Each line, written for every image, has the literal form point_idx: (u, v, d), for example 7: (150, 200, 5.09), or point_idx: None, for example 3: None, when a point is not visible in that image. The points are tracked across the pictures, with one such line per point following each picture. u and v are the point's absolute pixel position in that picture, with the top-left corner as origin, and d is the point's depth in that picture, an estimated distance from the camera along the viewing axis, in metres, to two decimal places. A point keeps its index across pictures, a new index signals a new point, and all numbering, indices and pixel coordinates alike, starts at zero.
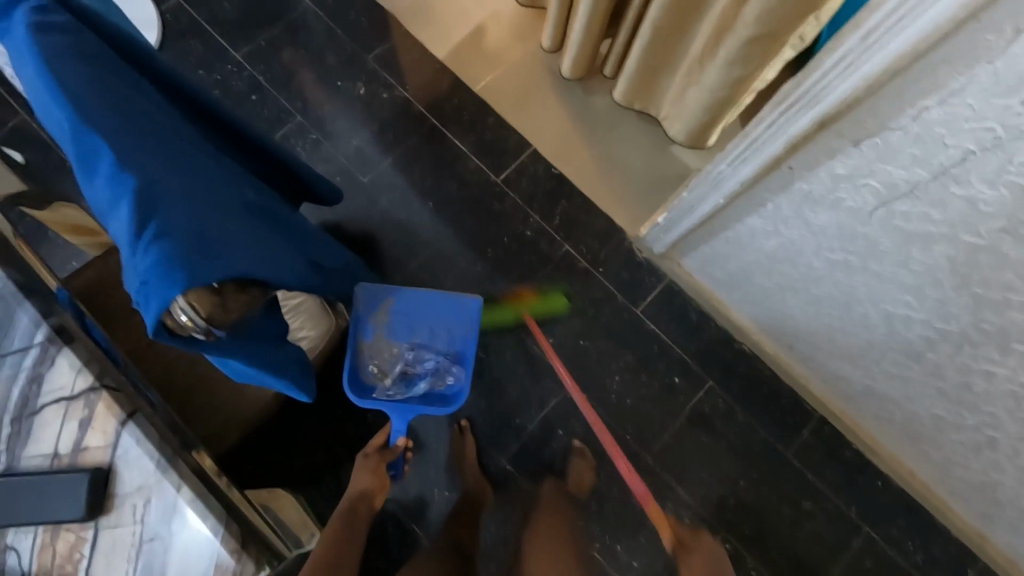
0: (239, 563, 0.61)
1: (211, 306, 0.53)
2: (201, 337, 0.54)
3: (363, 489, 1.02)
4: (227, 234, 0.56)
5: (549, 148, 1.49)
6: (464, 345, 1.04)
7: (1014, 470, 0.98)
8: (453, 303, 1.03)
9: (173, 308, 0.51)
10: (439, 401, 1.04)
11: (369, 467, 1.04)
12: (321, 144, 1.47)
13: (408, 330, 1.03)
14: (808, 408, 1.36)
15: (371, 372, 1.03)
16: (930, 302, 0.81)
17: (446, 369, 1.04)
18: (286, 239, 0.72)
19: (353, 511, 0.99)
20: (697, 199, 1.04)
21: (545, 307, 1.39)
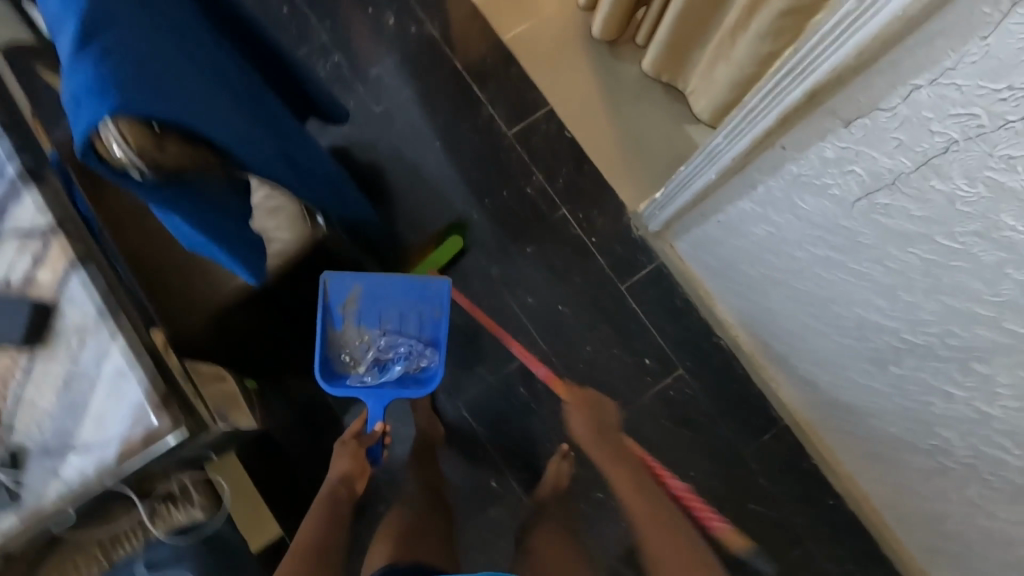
0: (157, 417, 0.63)
1: (144, 143, 0.54)
2: (136, 174, 0.56)
3: (342, 475, 1.05)
4: (174, 80, 0.57)
5: (566, 111, 1.46)
6: (434, 329, 1.10)
7: (960, 503, 0.95)
8: (419, 288, 1.09)
9: (106, 137, 0.54)
10: (414, 384, 1.09)
11: (347, 452, 1.07)
12: (342, 67, 1.47)
13: (377, 318, 1.10)
14: (774, 413, 1.33)
15: (344, 361, 1.09)
16: (900, 309, 0.78)
17: (419, 352, 1.10)
18: (260, 124, 0.73)
19: (334, 496, 1.01)
20: (692, 175, 1.01)
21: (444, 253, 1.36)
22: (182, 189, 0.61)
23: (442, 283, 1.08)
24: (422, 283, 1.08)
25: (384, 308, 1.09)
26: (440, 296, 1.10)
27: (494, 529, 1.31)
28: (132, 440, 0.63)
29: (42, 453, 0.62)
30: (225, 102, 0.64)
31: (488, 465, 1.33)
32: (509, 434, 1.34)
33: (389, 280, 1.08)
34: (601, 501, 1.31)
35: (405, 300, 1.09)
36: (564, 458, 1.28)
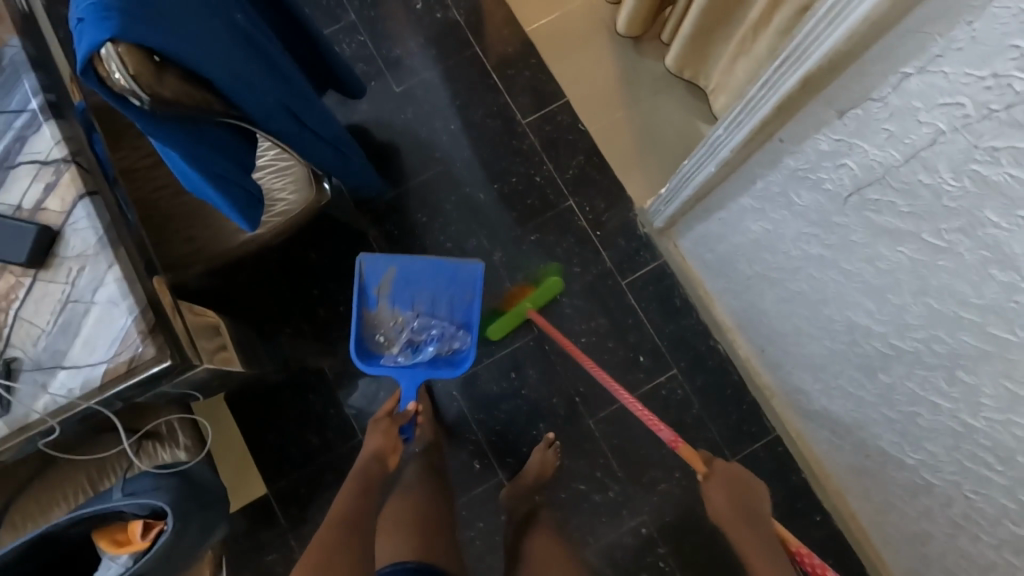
0: (142, 344, 0.67)
1: (140, 67, 0.58)
2: (134, 101, 0.60)
3: (376, 451, 1.03)
4: (173, 18, 0.61)
5: (581, 105, 1.47)
6: (466, 312, 1.13)
7: (944, 523, 0.92)
8: (451, 271, 1.11)
9: (108, 64, 0.57)
10: (446, 366, 1.12)
11: (380, 429, 1.06)
12: (366, 47, 1.50)
13: (410, 301, 1.12)
14: (767, 423, 1.31)
15: (378, 342, 1.12)
16: (889, 311, 0.77)
17: (451, 335, 1.13)
18: (274, 77, 0.76)
19: (365, 471, 1.00)
20: (693, 168, 1.00)
21: (543, 293, 1.35)
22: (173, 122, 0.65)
23: (475, 267, 1.09)
24: (454, 267, 1.10)
25: (417, 292, 1.12)
26: (471, 280, 1.12)
27: (472, 509, 1.31)
28: (117, 363, 0.66)
29: (34, 368, 0.66)
30: (230, 51, 0.68)
31: (472, 445, 1.33)
32: (496, 417, 1.34)
33: (420, 262, 1.09)
34: (582, 492, 1.31)
35: (438, 285, 1.12)
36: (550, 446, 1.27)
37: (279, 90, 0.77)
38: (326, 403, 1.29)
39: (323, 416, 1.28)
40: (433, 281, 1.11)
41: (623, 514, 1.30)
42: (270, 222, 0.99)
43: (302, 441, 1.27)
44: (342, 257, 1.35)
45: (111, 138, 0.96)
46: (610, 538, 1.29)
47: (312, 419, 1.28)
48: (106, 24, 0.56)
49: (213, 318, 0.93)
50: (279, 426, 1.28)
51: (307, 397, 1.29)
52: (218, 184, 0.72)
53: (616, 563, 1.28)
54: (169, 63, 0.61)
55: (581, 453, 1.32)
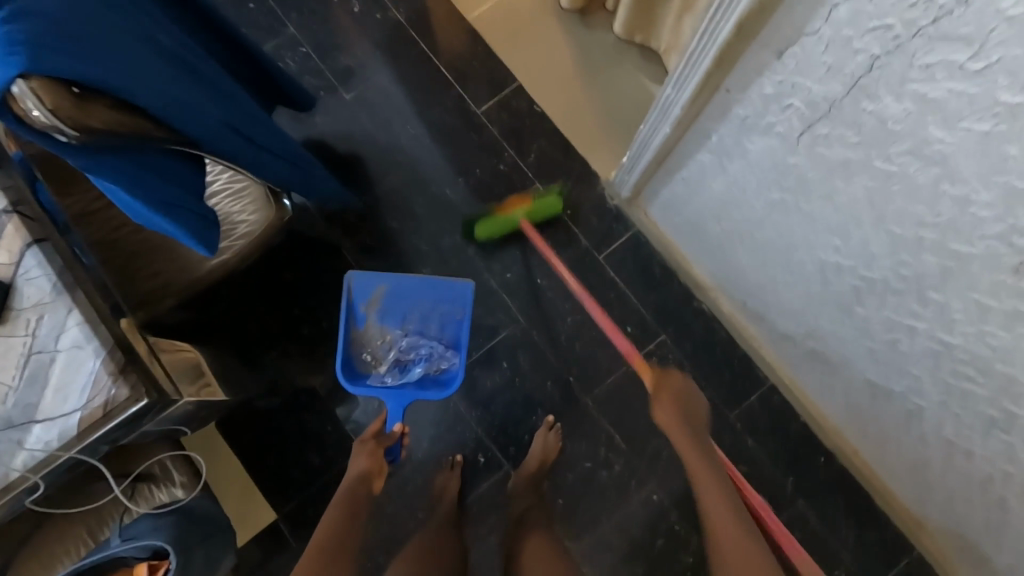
0: (115, 386, 0.65)
1: (58, 100, 0.56)
2: (62, 137, 0.59)
3: (361, 473, 1.00)
4: (94, 45, 0.60)
5: (535, 87, 1.46)
6: (454, 331, 1.18)
7: (938, 445, 0.94)
8: (442, 288, 1.16)
9: (24, 103, 0.56)
10: (434, 386, 1.13)
11: (366, 451, 1.03)
12: (311, 59, 1.48)
13: (399, 318, 1.18)
14: (761, 374, 1.32)
15: (366, 359, 1.15)
16: (855, 246, 0.78)
17: (439, 354, 1.17)
18: (210, 94, 0.74)
19: (352, 496, 0.96)
20: (650, 132, 1.00)
21: (542, 208, 1.34)
22: (108, 154, 0.65)
23: (464, 285, 1.15)
24: (444, 285, 1.16)
25: (407, 308, 1.18)
26: (462, 298, 1.17)
27: (482, 504, 1.31)
28: (92, 409, 0.65)
29: (6, 426, 0.64)
30: (160, 75, 0.66)
31: (474, 440, 1.33)
32: (494, 410, 1.34)
33: (411, 279, 1.15)
34: (588, 470, 1.31)
35: (428, 303, 1.18)
36: (551, 429, 1.30)
37: (219, 108, 0.75)
38: (322, 420, 1.28)
39: (321, 433, 1.27)
40: (424, 297, 1.16)
41: (631, 485, 1.31)
42: (235, 245, 0.98)
43: (303, 462, 1.26)
44: (317, 273, 1.34)
45: (56, 184, 0.93)
46: (622, 512, 1.30)
47: (311, 438, 1.27)
48: (14, 58, 0.54)
49: (192, 352, 0.91)
50: (280, 449, 1.27)
51: (302, 416, 1.28)
52: (164, 213, 0.71)
53: (631, 534, 1.29)
54: (93, 92, 0.60)
55: (583, 432, 1.33)
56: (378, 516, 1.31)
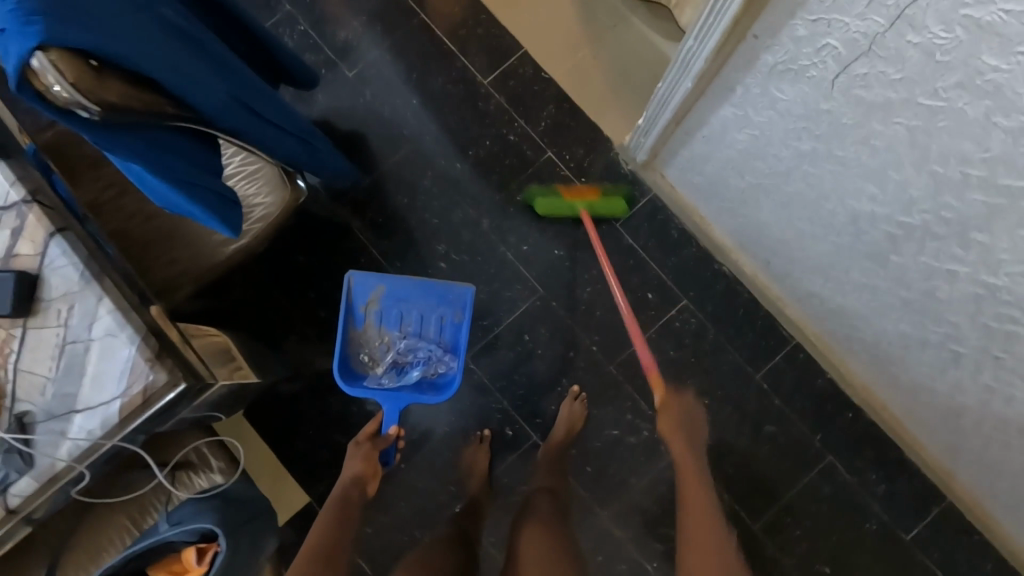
0: (152, 371, 0.65)
1: (78, 74, 0.55)
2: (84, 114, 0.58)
3: (354, 476, 1.04)
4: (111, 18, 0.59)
5: (539, 52, 1.41)
6: (453, 334, 1.15)
7: (975, 391, 0.93)
8: (442, 291, 1.15)
9: (45, 78, 0.54)
10: (431, 390, 1.13)
11: (360, 454, 1.08)
12: (309, 35, 1.44)
13: (397, 320, 1.15)
14: (785, 333, 1.30)
15: (363, 360, 1.13)
16: (892, 191, 0.75)
17: (437, 358, 1.15)
18: (223, 70, 0.72)
19: (346, 495, 1.00)
20: (669, 89, 0.97)
21: (604, 207, 1.32)
22: (130, 133, 0.64)
23: (464, 289, 1.14)
24: (443, 288, 1.14)
25: (406, 310, 1.15)
26: (462, 301, 1.15)
27: (512, 475, 1.32)
28: (132, 396, 0.64)
29: (47, 418, 0.64)
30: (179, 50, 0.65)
31: (500, 414, 1.34)
32: (519, 382, 1.34)
33: (410, 282, 1.13)
34: (615, 437, 1.32)
35: (427, 304, 1.15)
36: (576, 399, 1.30)
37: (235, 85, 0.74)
38: (346, 402, 1.28)
39: (346, 414, 1.28)
40: (424, 300, 1.15)
41: (660, 450, 1.31)
42: (253, 229, 0.96)
43: (330, 444, 1.27)
44: (335, 253, 1.34)
45: (69, 173, 0.92)
46: (651, 476, 1.30)
47: (336, 421, 1.28)
48: (31, 29, 0.53)
49: (221, 337, 0.90)
50: (306, 432, 1.27)
51: (327, 399, 1.29)
52: (188, 192, 0.70)
53: (662, 496, 1.30)
54: (114, 68, 0.59)
55: (608, 400, 1.32)
56: (409, 492, 1.32)
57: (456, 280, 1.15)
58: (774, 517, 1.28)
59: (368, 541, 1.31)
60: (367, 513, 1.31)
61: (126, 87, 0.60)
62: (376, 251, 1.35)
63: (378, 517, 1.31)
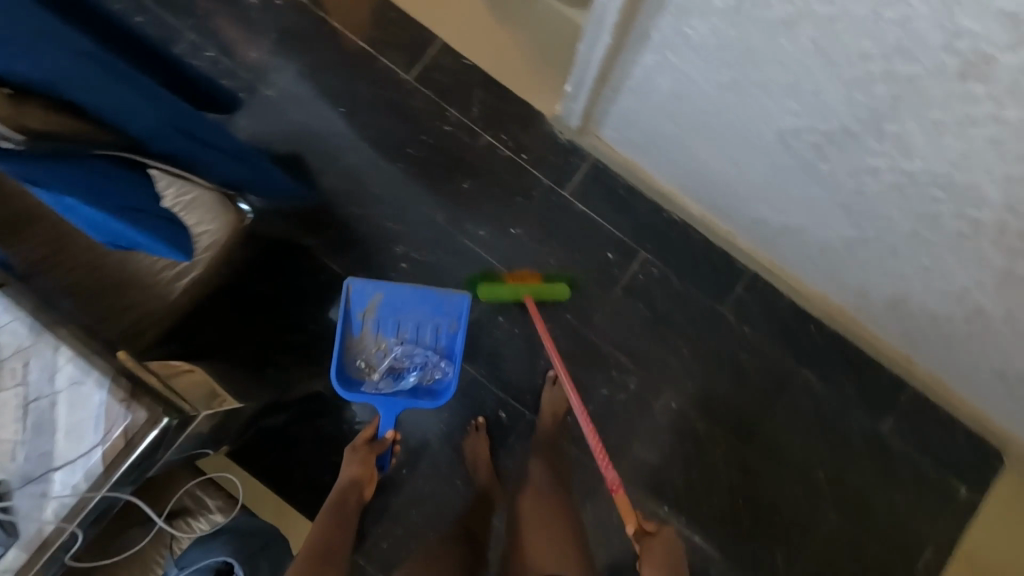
0: (131, 411, 0.64)
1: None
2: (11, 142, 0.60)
3: (352, 479, 1.04)
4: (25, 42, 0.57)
5: (456, 40, 1.42)
6: (450, 342, 1.17)
7: (915, 275, 1.02)
8: (438, 301, 1.14)
9: None
10: (427, 395, 1.15)
11: (357, 459, 1.07)
12: (220, 62, 1.40)
13: (394, 327, 1.16)
14: (740, 265, 1.37)
15: (360, 367, 1.14)
16: (810, 103, 0.81)
17: (434, 364, 1.16)
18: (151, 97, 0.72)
19: (342, 502, 1.00)
20: (589, 49, 1.01)
21: (548, 293, 1.33)
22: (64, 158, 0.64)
23: (461, 299, 1.13)
24: (440, 297, 1.14)
25: (403, 318, 1.15)
26: (458, 310, 1.15)
27: (515, 456, 1.33)
28: (113, 440, 0.63)
29: (25, 481, 0.63)
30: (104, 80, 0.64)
31: (491, 400, 1.34)
32: (503, 365, 1.35)
33: (407, 290, 1.12)
34: (606, 396, 1.35)
35: (424, 312, 1.15)
36: (553, 386, 1.31)
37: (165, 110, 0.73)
38: (335, 421, 1.27)
39: (339, 434, 1.27)
40: (421, 309, 1.14)
41: (650, 400, 1.35)
42: (201, 260, 0.93)
43: (328, 465, 1.26)
44: (292, 273, 1.32)
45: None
46: (647, 425, 1.34)
47: (329, 441, 1.26)
48: None
49: (200, 374, 0.89)
50: (303, 460, 1.26)
51: (316, 421, 1.27)
52: (134, 222, 0.67)
53: (662, 442, 1.34)
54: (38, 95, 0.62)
55: (591, 363, 1.35)
56: (417, 495, 1.31)
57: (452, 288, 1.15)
58: (766, 437, 1.35)
59: (386, 554, 1.29)
60: (381, 526, 1.30)
61: (50, 112, 0.63)
62: (335, 265, 1.33)
63: (392, 527, 1.30)
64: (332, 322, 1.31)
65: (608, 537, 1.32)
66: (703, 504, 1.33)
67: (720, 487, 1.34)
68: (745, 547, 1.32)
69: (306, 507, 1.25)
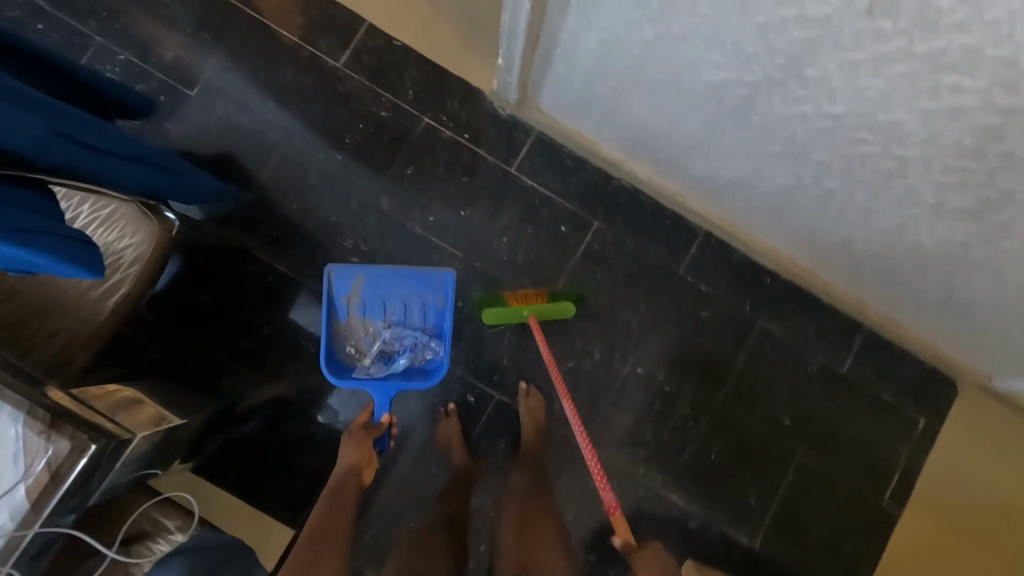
0: (51, 443, 0.62)
1: None
2: None
3: (350, 464, 1.04)
4: None
5: (383, 21, 1.37)
6: (438, 320, 1.15)
7: (855, 216, 1.03)
8: (425, 277, 1.11)
9: None
10: (420, 375, 1.13)
11: (354, 443, 1.07)
12: (133, 63, 1.32)
13: (381, 310, 1.14)
14: (692, 225, 1.38)
15: (350, 352, 1.12)
16: (730, 51, 0.80)
17: (423, 344, 1.15)
18: (28, 103, 0.67)
19: (340, 485, 1.00)
20: (513, 16, 0.97)
21: (553, 313, 1.30)
22: None
23: (446, 274, 1.10)
24: (425, 275, 1.11)
25: (388, 299, 1.13)
26: (444, 287, 1.13)
27: (488, 436, 1.33)
28: (36, 475, 0.62)
29: None
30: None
31: (459, 384, 1.34)
32: (467, 349, 1.34)
33: (392, 271, 1.10)
34: (573, 367, 1.35)
35: (410, 291, 1.13)
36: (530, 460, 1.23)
37: (48, 117, 0.68)
38: (302, 424, 1.25)
39: (306, 438, 1.25)
40: (405, 287, 1.12)
41: (616, 365, 1.36)
42: (130, 275, 0.90)
43: (299, 469, 1.24)
44: (240, 281, 1.28)
45: None
46: (615, 392, 1.36)
47: (298, 446, 1.24)
48: None
49: (152, 407, 0.85)
50: (272, 468, 1.24)
51: (283, 428, 1.25)
52: (26, 242, 0.63)
53: (632, 405, 1.36)
54: None
55: (555, 336, 1.35)
56: (395, 487, 1.31)
57: (434, 266, 1.12)
58: (732, 388, 1.37)
59: (370, 549, 1.29)
60: (362, 522, 1.29)
61: None
62: (282, 266, 1.29)
63: (373, 521, 1.29)
64: (288, 323, 1.27)
65: (588, 503, 1.33)
66: (677, 461, 1.36)
67: (692, 441, 1.36)
68: (720, 496, 1.36)
69: (281, 513, 1.23)
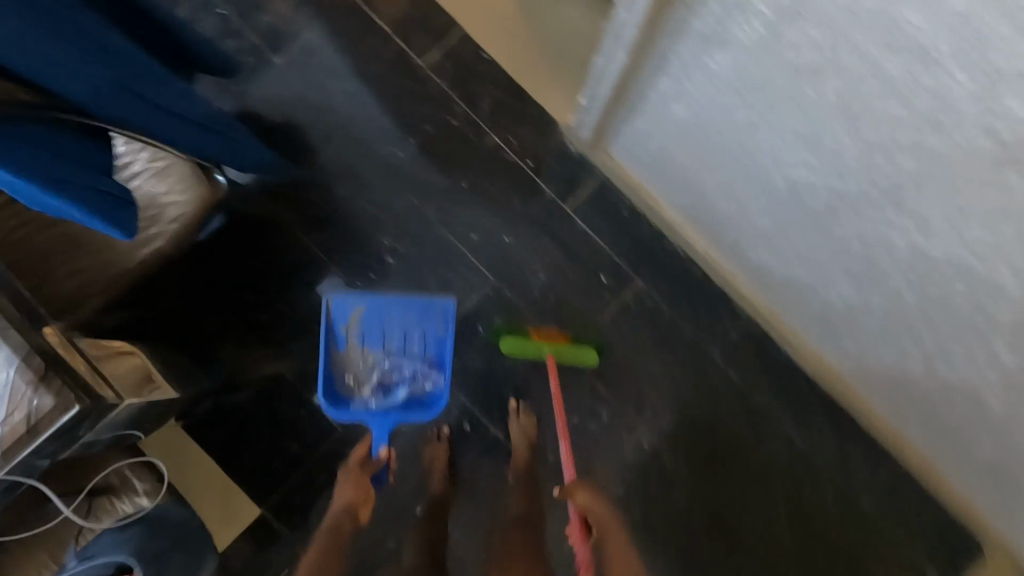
0: (37, 396, 0.62)
1: None
2: None
3: (346, 504, 0.94)
4: None
5: (477, 31, 1.35)
6: (437, 349, 1.12)
7: (918, 354, 0.94)
8: (424, 305, 1.09)
9: None
10: (419, 408, 1.11)
11: (351, 480, 0.98)
12: (231, 20, 1.34)
13: (379, 339, 1.11)
14: (738, 310, 1.30)
15: (348, 383, 1.10)
16: (826, 156, 0.74)
17: (423, 375, 1.12)
18: (115, 55, 0.68)
19: (337, 529, 0.90)
20: (606, 61, 0.92)
21: (571, 356, 1.27)
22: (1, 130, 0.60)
23: (446, 302, 1.08)
24: (426, 303, 1.08)
25: (387, 327, 1.11)
26: (443, 313, 1.10)
27: (474, 470, 1.29)
28: (14, 423, 0.62)
29: None
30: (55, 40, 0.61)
31: (458, 409, 1.30)
32: (475, 375, 1.30)
33: (390, 300, 1.08)
34: (577, 423, 1.30)
35: (409, 319, 1.11)
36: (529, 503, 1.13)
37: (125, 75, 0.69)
38: (294, 407, 1.24)
39: (293, 419, 1.23)
40: (404, 316, 1.09)
41: (622, 432, 1.29)
42: (169, 229, 0.91)
43: (281, 451, 1.23)
44: (271, 250, 1.28)
45: None
46: (614, 460, 1.29)
47: (284, 428, 1.23)
48: None
49: (140, 359, 0.86)
50: (254, 444, 1.23)
51: (274, 406, 1.24)
52: (67, 194, 0.64)
53: (628, 478, 1.29)
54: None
55: (567, 387, 1.30)
56: None
57: (434, 293, 1.10)
58: (737, 490, 1.29)
59: None
60: None
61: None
62: (313, 245, 1.28)
63: None
64: (308, 306, 1.27)
65: (557, 566, 1.27)
66: (660, 548, 1.28)
67: (681, 532, 1.28)
68: None
69: (253, 489, 1.22)
